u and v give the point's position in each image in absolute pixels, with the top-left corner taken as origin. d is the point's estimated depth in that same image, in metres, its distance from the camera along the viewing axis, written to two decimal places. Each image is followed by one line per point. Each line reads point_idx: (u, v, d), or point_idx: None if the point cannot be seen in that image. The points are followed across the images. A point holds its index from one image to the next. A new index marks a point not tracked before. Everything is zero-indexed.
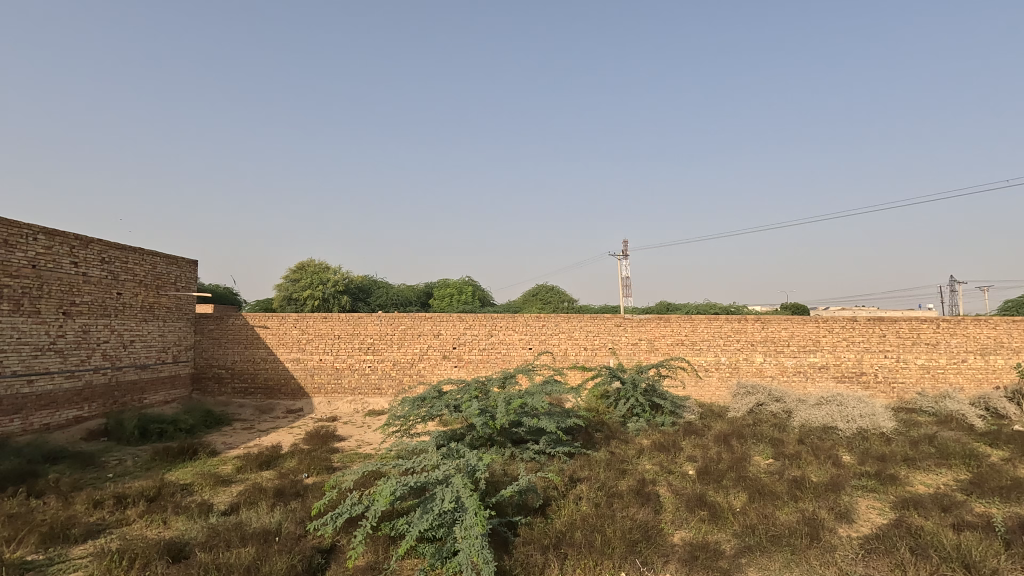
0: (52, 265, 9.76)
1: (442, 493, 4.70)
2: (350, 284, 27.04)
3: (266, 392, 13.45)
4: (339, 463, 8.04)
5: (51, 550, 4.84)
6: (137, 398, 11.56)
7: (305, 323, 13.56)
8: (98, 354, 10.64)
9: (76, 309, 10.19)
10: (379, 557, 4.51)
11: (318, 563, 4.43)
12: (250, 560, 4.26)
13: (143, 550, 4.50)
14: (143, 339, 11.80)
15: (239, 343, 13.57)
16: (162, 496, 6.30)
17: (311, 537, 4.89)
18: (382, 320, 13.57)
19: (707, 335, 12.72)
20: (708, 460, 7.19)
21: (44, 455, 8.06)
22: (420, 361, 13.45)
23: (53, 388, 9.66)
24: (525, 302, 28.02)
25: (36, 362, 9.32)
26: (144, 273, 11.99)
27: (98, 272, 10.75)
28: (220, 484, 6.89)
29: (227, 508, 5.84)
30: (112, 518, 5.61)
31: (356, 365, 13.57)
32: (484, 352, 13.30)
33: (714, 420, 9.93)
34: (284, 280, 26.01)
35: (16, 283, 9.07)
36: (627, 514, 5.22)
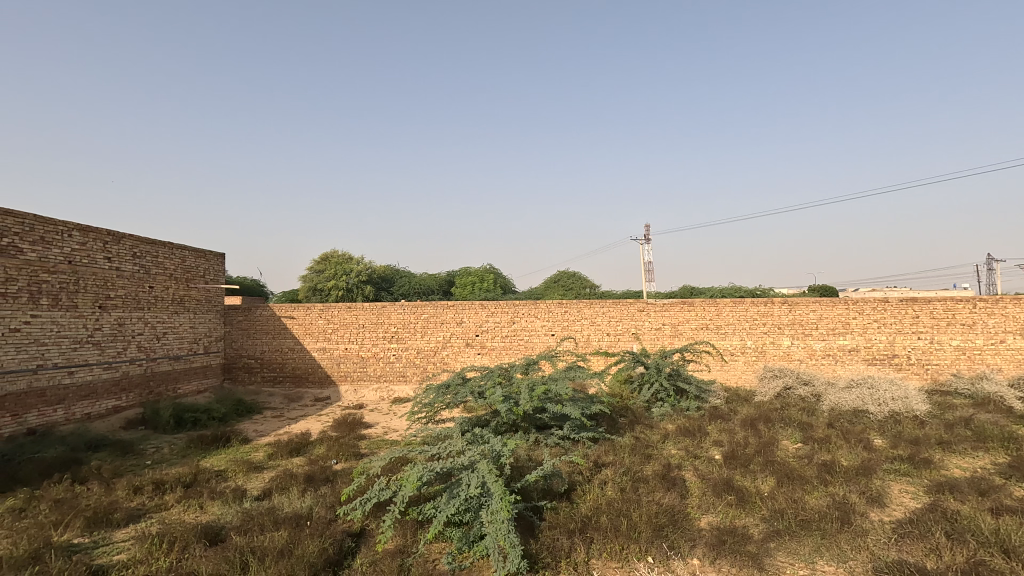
0: (87, 261, 10.06)
1: (468, 479, 4.75)
2: (374, 274, 27.47)
3: (295, 381, 13.76)
4: (367, 449, 8.20)
5: (96, 533, 5.07)
6: (172, 388, 11.95)
7: (331, 313, 13.79)
8: (134, 346, 11.01)
9: (111, 302, 10.52)
10: (408, 541, 4.58)
11: (348, 547, 4.54)
12: (283, 543, 4.38)
13: (182, 533, 4.68)
14: (175, 331, 12.14)
15: (267, 334, 13.87)
16: (198, 481, 6.53)
17: (342, 521, 5.00)
18: (406, 309, 13.70)
19: (733, 319, 12.52)
20: (734, 445, 7.12)
21: (87, 443, 8.39)
22: (443, 349, 13.57)
23: (93, 378, 10.02)
24: (547, 289, 27.91)
25: (75, 354, 9.67)
26: (174, 266, 12.28)
27: (130, 267, 11.05)
28: (252, 471, 7.09)
29: (261, 494, 6.01)
30: (152, 504, 5.83)
31: (381, 353, 13.75)
32: (507, 339, 13.33)
33: (741, 404, 9.81)
34: (309, 271, 26.71)
35: (53, 278, 9.38)
36: (653, 499, 5.22)
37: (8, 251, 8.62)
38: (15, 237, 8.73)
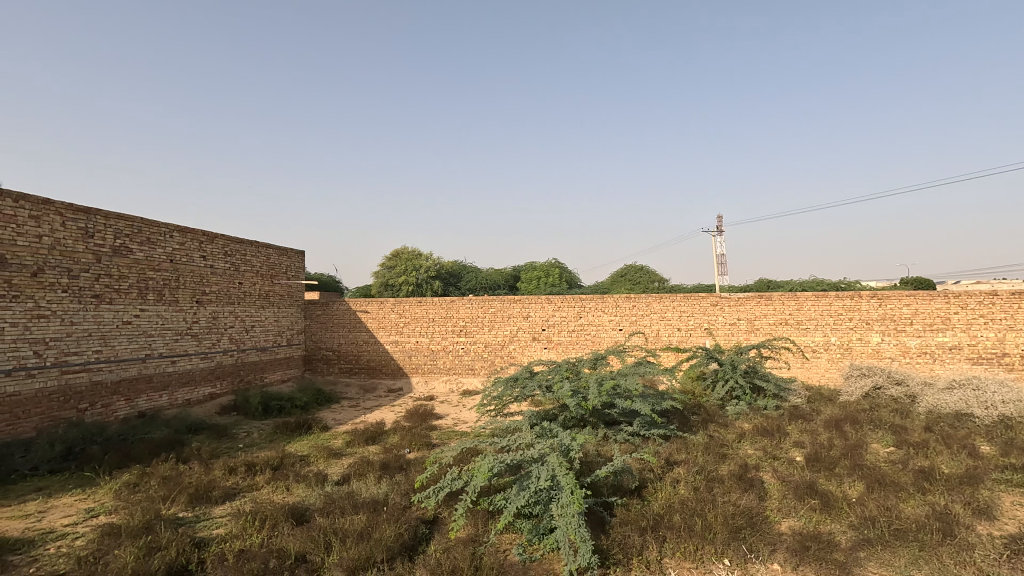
0: (186, 259, 10.94)
1: (538, 472, 4.77)
2: (442, 270, 28.15)
3: (369, 372, 14.36)
4: (438, 440, 8.43)
5: (198, 509, 5.54)
6: (259, 377, 12.81)
7: (402, 307, 14.26)
8: (226, 338, 11.89)
9: (206, 297, 11.40)
10: (479, 531, 4.67)
11: (422, 533, 4.70)
12: (363, 526, 4.60)
13: (272, 512, 5.03)
14: (262, 324, 13.00)
15: (343, 327, 14.57)
16: (284, 464, 6.97)
17: (416, 507, 5.18)
18: (473, 303, 13.92)
19: (815, 314, 11.80)
20: (818, 447, 6.72)
21: (188, 426, 9.18)
22: (511, 343, 13.69)
23: (192, 367, 10.93)
24: (613, 283, 27.49)
25: (176, 345, 10.57)
26: (260, 263, 13.12)
27: (223, 264, 11.91)
28: (332, 457, 7.49)
29: (341, 478, 6.33)
30: (245, 483, 6.29)
31: (450, 347, 14.08)
32: (574, 334, 13.26)
33: (824, 404, 9.24)
34: (381, 267, 27.80)
35: (158, 276, 10.28)
36: (729, 500, 5.02)
37: (120, 251, 9.52)
38: (126, 238, 9.63)
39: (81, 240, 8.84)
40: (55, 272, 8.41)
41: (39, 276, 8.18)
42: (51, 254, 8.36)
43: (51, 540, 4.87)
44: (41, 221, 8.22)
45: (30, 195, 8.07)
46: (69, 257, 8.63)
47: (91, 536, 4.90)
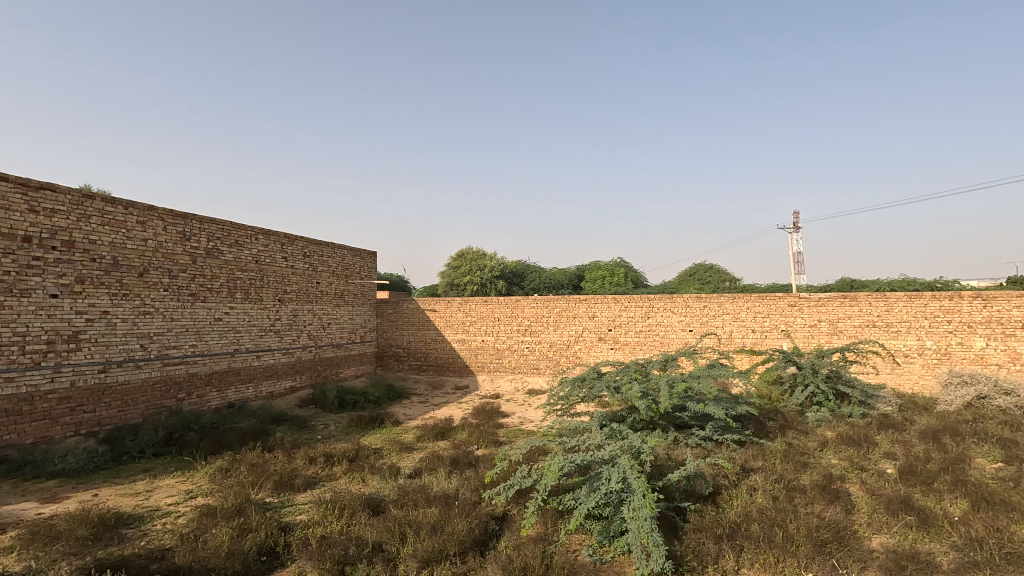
0: (269, 260, 11.65)
1: (609, 473, 4.71)
2: (506, 270, 28.43)
3: (437, 370, 14.73)
4: (505, 438, 8.52)
5: (283, 495, 5.90)
6: (335, 372, 13.46)
7: (469, 306, 14.52)
8: (305, 334, 12.56)
9: (288, 296, 12.10)
10: (548, 530, 4.68)
11: (492, 529, 4.76)
12: (435, 520, 4.72)
13: (350, 502, 5.26)
14: (337, 322, 13.63)
15: (412, 325, 15.03)
16: (360, 456, 7.28)
17: (486, 503, 5.26)
18: (539, 303, 13.95)
19: (908, 316, 10.94)
20: (912, 459, 6.22)
21: (272, 417, 9.78)
22: (576, 343, 13.61)
23: (275, 362, 11.64)
24: (681, 283, 26.70)
25: (261, 341, 11.29)
26: (336, 264, 13.77)
27: (302, 265, 12.59)
28: (404, 451, 7.74)
29: (413, 472, 6.53)
30: (324, 473, 6.63)
31: (516, 346, 14.19)
32: (641, 334, 13.00)
33: (919, 414, 8.55)
34: (447, 267, 28.50)
35: (245, 275, 11.01)
36: (813, 511, 4.75)
37: (213, 253, 10.27)
38: (218, 241, 10.38)
39: (180, 243, 9.61)
40: (158, 272, 9.20)
41: (145, 276, 8.98)
42: (154, 256, 9.14)
43: (157, 517, 5.35)
44: (146, 225, 9.01)
45: (137, 202, 8.86)
46: (170, 259, 9.42)
47: (191, 515, 5.33)
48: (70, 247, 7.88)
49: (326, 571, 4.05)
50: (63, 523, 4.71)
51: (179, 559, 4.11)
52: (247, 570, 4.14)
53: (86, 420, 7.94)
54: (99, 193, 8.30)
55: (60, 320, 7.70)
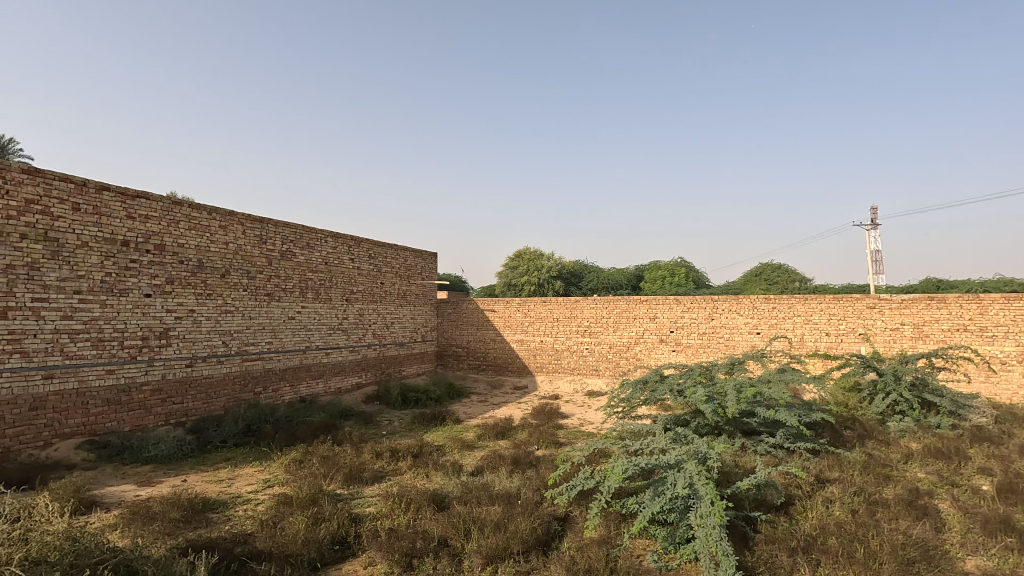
0: (337, 261, 12.15)
1: (674, 478, 4.61)
2: (563, 270, 28.35)
3: (496, 369, 14.89)
4: (565, 439, 8.50)
5: (352, 487, 6.15)
6: (398, 370, 13.88)
7: (527, 307, 14.59)
8: (370, 333, 13.03)
9: (354, 296, 12.58)
10: (612, 533, 4.63)
11: (555, 529, 4.77)
12: (498, 517, 4.79)
13: (416, 496, 5.42)
14: (400, 321, 14.05)
15: (472, 325, 15.27)
16: (423, 452, 7.48)
17: (548, 504, 5.27)
18: (598, 303, 13.82)
19: (1005, 320, 10.04)
20: (1013, 476, 5.71)
21: (340, 412, 10.21)
22: (636, 345, 13.38)
23: (342, 359, 12.14)
24: (746, 283, 25.67)
25: (330, 339, 11.81)
26: (399, 265, 14.19)
27: (367, 266, 13.06)
28: (466, 449, 7.88)
29: (475, 470, 6.64)
30: (390, 468, 6.86)
31: (574, 347, 14.12)
32: (705, 336, 12.61)
33: (1019, 426, 7.82)
34: (504, 267, 28.77)
35: (315, 276, 11.54)
36: (898, 528, 4.45)
37: (286, 255, 10.83)
38: (291, 243, 10.94)
39: (257, 246, 10.20)
40: (238, 273, 9.80)
41: (226, 277, 9.59)
42: (235, 258, 9.75)
43: (239, 503, 5.71)
44: (228, 229, 9.62)
45: (219, 208, 9.48)
46: (248, 261, 10.01)
47: (269, 502, 5.66)
48: (162, 250, 8.53)
49: (395, 563, 4.20)
50: (159, 505, 5.12)
51: (260, 544, 4.38)
52: (321, 557, 4.36)
53: (175, 411, 8.59)
54: (186, 200, 8.94)
55: (153, 318, 8.35)
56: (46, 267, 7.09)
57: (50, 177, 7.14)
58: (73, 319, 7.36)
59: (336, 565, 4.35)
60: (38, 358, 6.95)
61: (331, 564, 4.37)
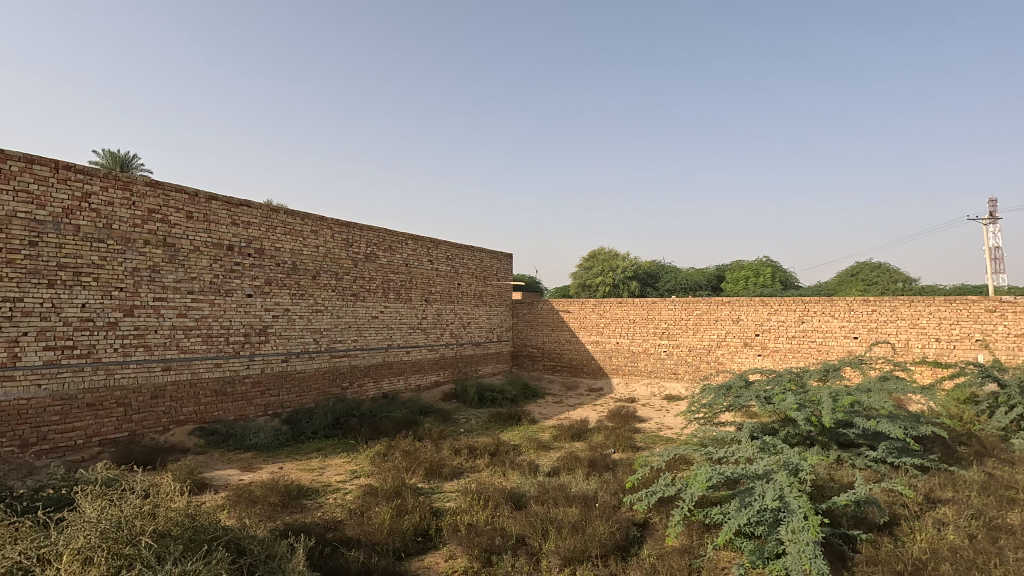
0: (417, 263, 12.59)
1: (763, 489, 4.37)
2: (639, 270, 27.77)
3: (571, 370, 14.83)
4: (642, 443, 8.32)
5: (433, 482, 6.35)
6: (474, 369, 14.18)
7: (603, 308, 14.42)
8: (448, 333, 13.40)
9: (433, 296, 12.99)
10: (694, 543, 4.48)
11: (634, 535, 4.68)
12: (576, 519, 4.77)
13: (494, 494, 5.51)
14: (476, 321, 14.35)
15: (547, 325, 15.31)
16: (500, 451, 7.59)
17: (627, 509, 5.18)
18: (677, 305, 13.41)
19: None
20: None
21: (420, 408, 10.58)
22: (718, 348, 12.85)
23: (422, 357, 12.58)
24: (839, 284, 23.90)
25: (410, 337, 12.26)
26: (476, 266, 14.48)
27: (445, 267, 13.43)
28: (541, 449, 7.92)
29: (551, 470, 6.65)
30: (468, 465, 7.02)
31: (652, 349, 13.78)
32: (794, 341, 11.89)
33: None
34: (579, 267, 28.65)
35: (397, 277, 12.02)
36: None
37: (371, 258, 11.37)
38: (375, 246, 11.46)
39: (344, 249, 10.78)
40: (327, 275, 10.41)
41: (317, 278, 10.22)
42: (324, 261, 10.36)
43: (330, 492, 6.07)
44: (318, 234, 10.24)
45: (311, 213, 10.11)
46: (336, 263, 10.61)
47: (356, 493, 5.97)
48: (261, 254, 9.23)
49: (474, 557, 4.29)
50: (260, 489, 5.55)
51: (349, 531, 4.62)
52: (405, 547, 4.54)
53: (273, 403, 9.25)
54: (282, 207, 9.62)
55: (254, 316, 9.05)
56: (164, 269, 7.87)
57: (168, 189, 7.92)
58: (187, 316, 8.13)
59: (418, 556, 4.52)
60: (159, 351, 7.75)
61: (414, 555, 4.53)
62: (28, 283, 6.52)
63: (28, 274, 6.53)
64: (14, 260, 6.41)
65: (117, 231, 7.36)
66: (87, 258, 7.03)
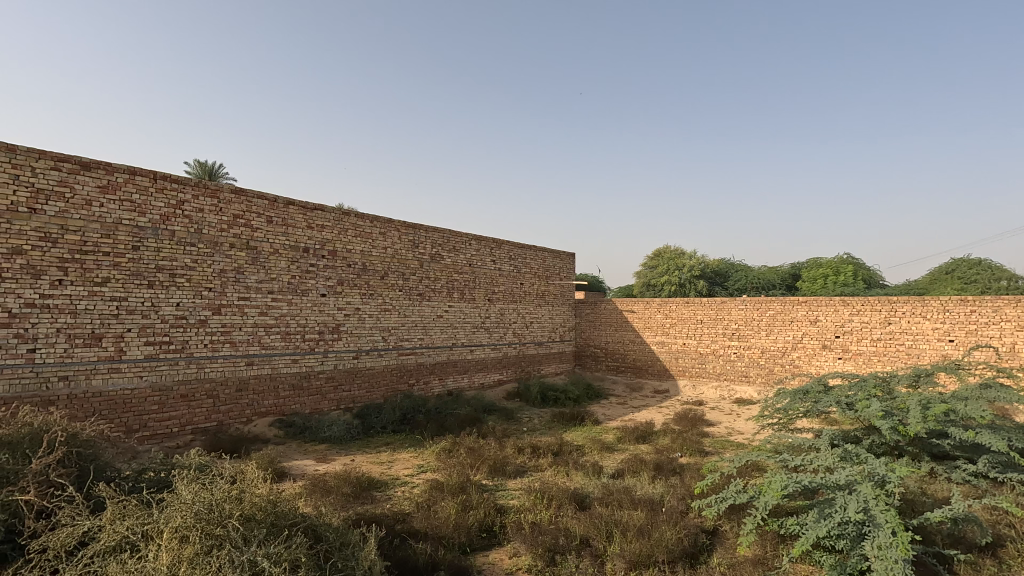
0: (481, 263, 12.77)
1: (845, 501, 4.11)
2: (706, 269, 26.95)
3: (635, 371, 14.55)
4: (711, 447, 8.05)
5: (497, 479, 6.44)
6: (536, 368, 14.24)
7: (668, 308, 14.07)
8: (511, 332, 13.52)
9: (496, 296, 13.14)
10: (768, 553, 4.28)
11: (703, 542, 4.53)
12: (642, 523, 4.68)
13: (558, 493, 5.49)
14: (538, 321, 14.39)
15: (610, 325, 15.13)
16: (564, 451, 7.55)
17: (695, 515, 5.03)
18: (748, 304, 12.86)
19: None
20: None
21: (484, 406, 10.73)
22: (793, 351, 12.20)
23: (485, 356, 12.76)
24: (932, 283, 22.05)
25: (474, 336, 12.47)
26: (539, 266, 14.50)
27: (508, 267, 13.54)
28: (606, 451, 7.82)
29: (616, 472, 6.56)
30: (532, 463, 7.05)
31: (721, 351, 13.29)
32: (880, 344, 11.08)
33: None
34: (643, 267, 28.25)
35: (461, 277, 12.24)
36: None
37: (436, 258, 11.64)
38: (440, 247, 11.72)
39: (411, 250, 11.09)
40: (395, 275, 10.76)
41: (385, 278, 10.58)
42: (392, 261, 10.72)
43: (398, 485, 6.27)
44: (387, 235, 10.59)
45: (379, 216, 10.47)
46: (403, 263, 10.94)
47: (423, 487, 6.14)
48: (334, 255, 9.67)
49: (538, 556, 4.29)
50: (334, 480, 5.82)
51: (416, 524, 4.76)
52: (470, 543, 4.62)
53: (345, 398, 9.68)
54: (353, 210, 10.03)
55: (328, 315, 9.51)
56: (248, 271, 8.42)
57: (250, 196, 8.45)
58: (268, 314, 8.65)
59: (483, 551, 4.59)
60: (243, 347, 8.30)
61: (479, 550, 4.61)
62: (132, 283, 7.17)
63: (132, 275, 7.18)
64: (120, 262, 7.07)
65: (207, 236, 7.94)
66: (181, 260, 7.65)
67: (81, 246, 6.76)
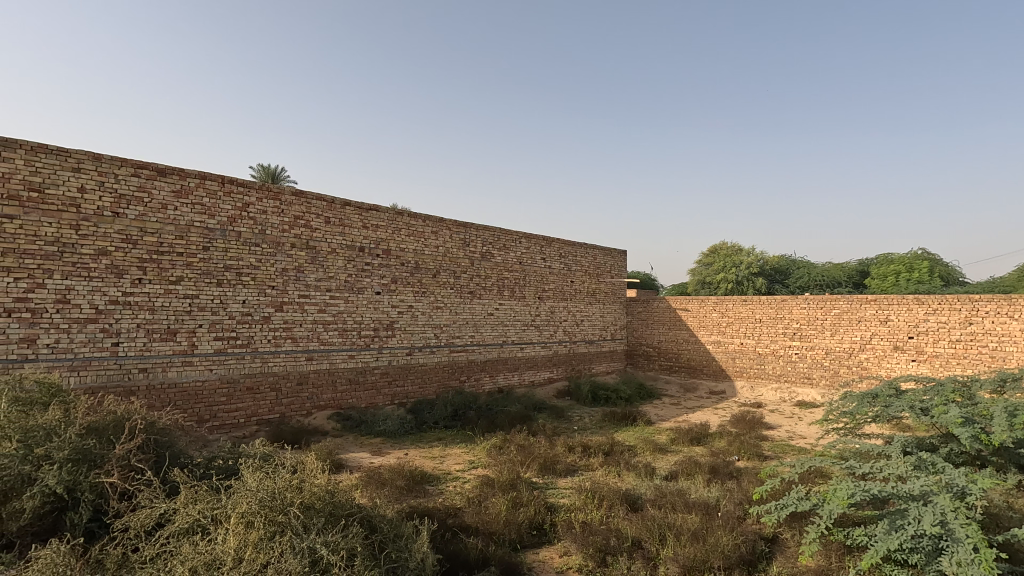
0: (531, 261, 12.78)
1: (918, 513, 3.86)
2: (765, 266, 25.90)
3: (689, 371, 14.18)
4: (771, 451, 7.73)
5: (547, 477, 6.43)
6: (587, 367, 14.12)
7: (725, 306, 13.62)
8: (561, 330, 13.47)
9: (546, 294, 13.11)
10: (833, 564, 4.08)
11: (762, 550, 4.37)
12: (697, 527, 4.56)
13: (609, 494, 5.43)
14: (589, 319, 14.27)
15: (664, 324, 14.80)
16: (615, 451, 7.46)
17: (753, 521, 4.85)
18: (811, 303, 12.27)
19: None
20: None
21: (534, 404, 10.74)
22: (861, 352, 11.55)
23: (536, 354, 12.76)
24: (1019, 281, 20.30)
25: (524, 334, 12.50)
26: (589, 263, 14.36)
27: (558, 265, 13.49)
28: (658, 452, 7.66)
29: (669, 474, 6.41)
30: (582, 463, 7.00)
31: (781, 351, 12.75)
32: (960, 345, 10.31)
33: None
34: (698, 264, 27.49)
35: (511, 276, 12.29)
36: None
37: (486, 256, 11.74)
38: (490, 245, 11.81)
39: (462, 249, 11.23)
40: (446, 273, 10.93)
41: (437, 277, 10.76)
42: (444, 260, 10.88)
43: (450, 479, 6.38)
44: (438, 234, 10.77)
45: (431, 215, 10.66)
46: (454, 262, 11.09)
47: (474, 482, 6.22)
48: (388, 254, 9.92)
49: (589, 556, 4.26)
50: (389, 473, 5.98)
51: (468, 518, 4.82)
52: (520, 540, 4.65)
53: (399, 393, 9.93)
54: (406, 210, 10.26)
55: (382, 312, 9.77)
56: (308, 270, 8.77)
57: (309, 198, 8.79)
58: (326, 312, 8.98)
59: (533, 549, 4.60)
60: (303, 343, 8.65)
61: (529, 548, 4.63)
62: (203, 282, 7.61)
63: (203, 274, 7.62)
64: (192, 262, 7.52)
65: (270, 236, 8.32)
66: (247, 260, 8.05)
67: (158, 247, 7.24)
